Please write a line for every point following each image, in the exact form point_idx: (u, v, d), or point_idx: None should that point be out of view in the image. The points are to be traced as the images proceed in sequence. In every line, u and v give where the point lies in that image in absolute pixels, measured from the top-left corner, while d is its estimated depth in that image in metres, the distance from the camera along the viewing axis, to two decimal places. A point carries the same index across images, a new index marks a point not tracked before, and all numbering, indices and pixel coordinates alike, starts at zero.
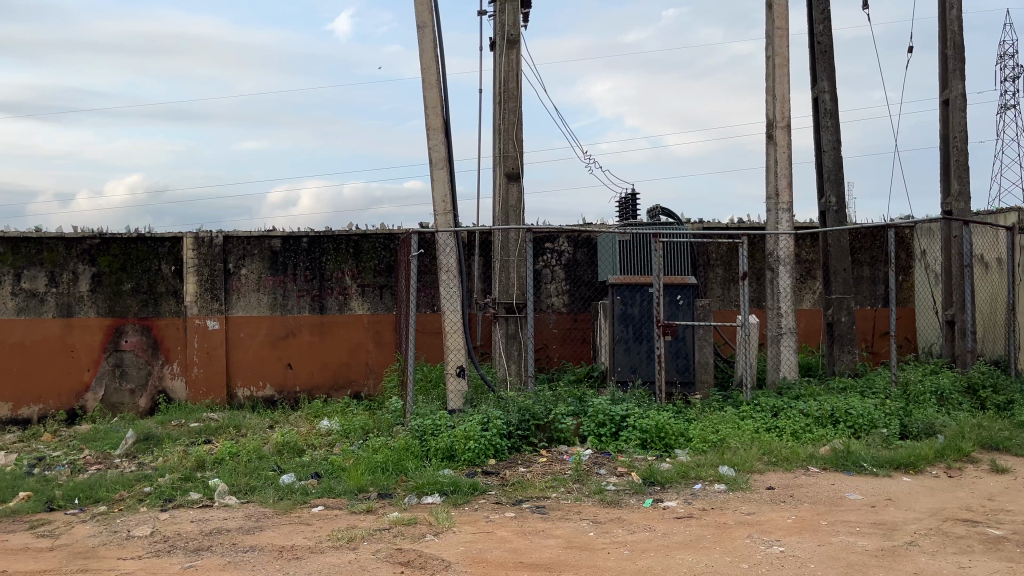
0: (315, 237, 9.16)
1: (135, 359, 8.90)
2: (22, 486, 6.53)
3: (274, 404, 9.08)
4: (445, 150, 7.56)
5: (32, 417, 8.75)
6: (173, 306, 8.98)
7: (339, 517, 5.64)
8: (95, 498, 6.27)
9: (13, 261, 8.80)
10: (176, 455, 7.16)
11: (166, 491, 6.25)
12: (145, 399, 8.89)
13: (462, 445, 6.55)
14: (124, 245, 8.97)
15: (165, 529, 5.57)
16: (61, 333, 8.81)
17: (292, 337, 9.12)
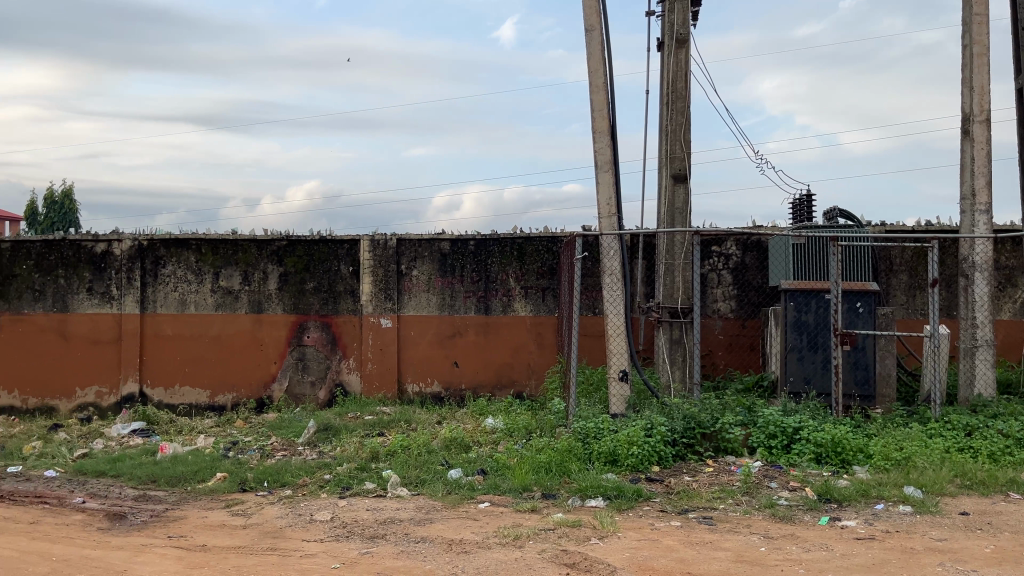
0: (482, 240, 9.40)
1: (316, 354, 9.49)
2: (219, 467, 7.13)
3: (441, 401, 9.39)
4: (610, 153, 7.50)
5: (226, 404, 9.52)
6: (350, 305, 9.51)
7: (504, 514, 5.75)
8: (281, 482, 6.74)
9: (213, 261, 9.60)
10: (353, 445, 7.57)
11: (344, 479, 6.62)
12: (324, 391, 9.46)
13: (625, 450, 6.49)
14: (307, 247, 9.58)
15: (344, 515, 5.89)
16: (252, 328, 9.54)
17: (458, 337, 9.41)
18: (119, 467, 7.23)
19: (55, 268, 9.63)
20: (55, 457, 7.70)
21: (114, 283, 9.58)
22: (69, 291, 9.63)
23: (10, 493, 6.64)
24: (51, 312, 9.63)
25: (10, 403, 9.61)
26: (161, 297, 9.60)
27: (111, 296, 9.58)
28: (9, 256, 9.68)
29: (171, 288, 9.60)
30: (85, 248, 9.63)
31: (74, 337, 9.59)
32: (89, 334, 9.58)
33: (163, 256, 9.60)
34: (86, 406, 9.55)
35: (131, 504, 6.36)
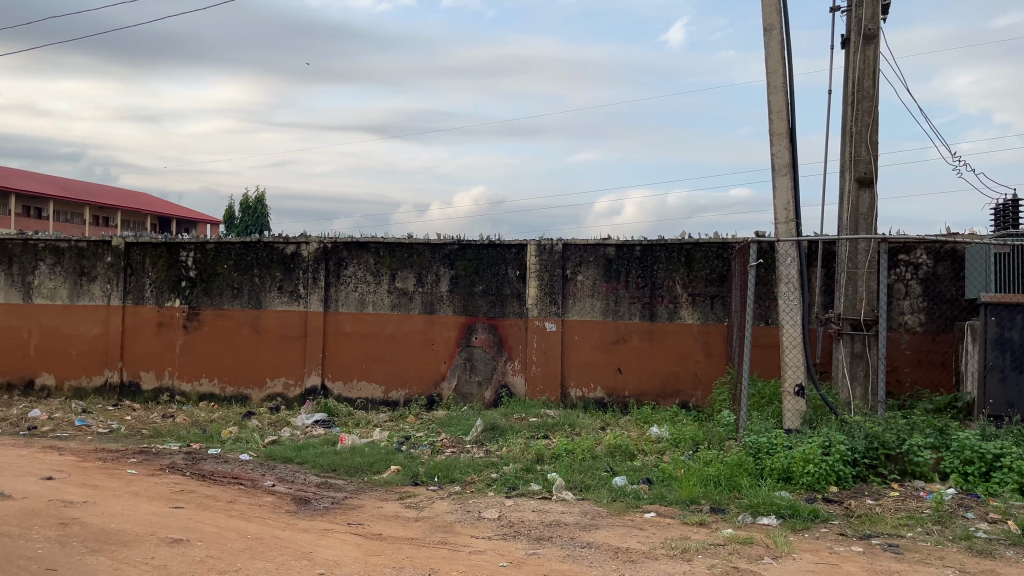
0: (649, 246, 9.30)
1: (483, 355, 9.74)
2: (393, 461, 7.47)
3: (605, 406, 9.35)
4: (789, 155, 7.19)
5: (399, 400, 9.96)
6: (517, 308, 9.68)
7: (671, 526, 5.65)
8: (451, 478, 6.97)
9: (390, 264, 10.08)
10: (519, 446, 7.69)
11: (510, 479, 6.74)
12: (490, 391, 9.68)
13: (800, 467, 6.20)
14: (477, 251, 9.85)
15: (511, 514, 6.00)
16: (424, 328, 9.93)
17: (623, 343, 9.34)
18: (304, 454, 7.75)
19: (251, 268, 10.47)
20: (249, 442, 8.37)
21: (301, 283, 10.29)
22: (262, 289, 10.42)
23: (211, 472, 7.28)
24: (246, 308, 10.46)
25: (210, 390, 10.53)
26: (342, 296, 10.19)
27: (299, 295, 10.29)
28: (212, 257, 10.61)
29: (351, 289, 10.17)
30: (277, 250, 10.39)
31: (266, 332, 10.38)
32: (279, 329, 10.34)
33: (345, 258, 10.18)
34: (275, 396, 10.31)
35: (315, 491, 6.80)
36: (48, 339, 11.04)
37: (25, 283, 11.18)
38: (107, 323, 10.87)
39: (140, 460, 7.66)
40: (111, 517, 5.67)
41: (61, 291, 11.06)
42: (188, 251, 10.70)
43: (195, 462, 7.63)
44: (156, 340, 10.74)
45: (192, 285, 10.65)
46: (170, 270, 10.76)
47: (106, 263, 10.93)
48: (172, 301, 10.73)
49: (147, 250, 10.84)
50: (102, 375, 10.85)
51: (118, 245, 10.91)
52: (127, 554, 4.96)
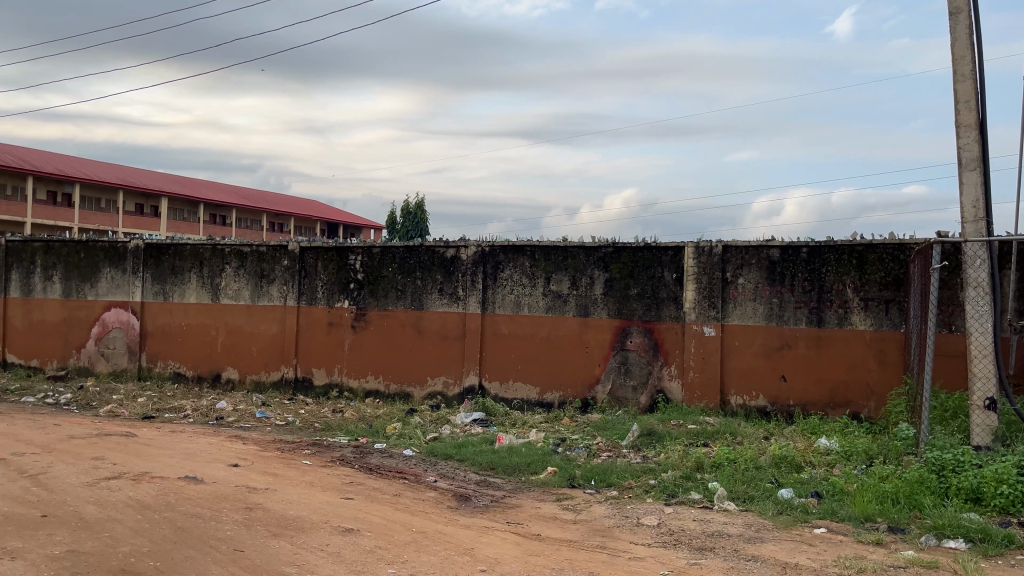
0: (816, 247, 8.88)
1: (638, 359, 9.61)
2: (550, 462, 7.51)
3: (768, 415, 8.97)
4: (978, 149, 6.61)
5: (554, 402, 10.00)
6: (674, 312, 9.48)
7: (844, 543, 5.33)
8: (608, 482, 6.92)
9: (545, 266, 10.16)
10: (677, 453, 7.52)
11: (669, 487, 6.61)
12: (646, 396, 9.53)
13: (992, 488, 5.70)
14: (633, 253, 9.74)
15: (671, 522, 5.88)
16: (579, 331, 9.93)
17: (787, 349, 8.94)
18: (463, 452, 7.95)
19: (414, 271, 10.87)
20: (412, 438, 8.68)
21: (460, 285, 10.57)
22: (424, 291, 10.80)
23: (377, 466, 7.61)
24: (409, 309, 10.88)
25: (375, 387, 11.03)
26: (499, 299, 10.38)
27: (458, 296, 10.59)
28: (378, 260, 11.11)
29: (508, 291, 10.33)
30: (438, 253, 10.73)
31: (427, 332, 10.75)
32: (439, 330, 10.67)
33: (502, 261, 10.36)
34: (435, 395, 10.65)
35: (474, 488, 6.96)
36: (233, 336, 11.96)
37: (214, 284, 12.17)
38: (283, 322, 11.63)
39: (314, 452, 8.13)
40: (289, 504, 6.05)
41: (244, 292, 11.94)
42: (355, 255, 11.25)
43: (362, 456, 8.01)
44: (326, 338, 11.38)
45: (360, 287, 11.21)
46: (339, 273, 11.36)
47: (282, 266, 11.71)
48: (341, 301, 11.33)
49: (319, 253, 11.50)
50: (279, 370, 11.61)
51: (294, 249, 11.65)
52: (304, 540, 5.26)
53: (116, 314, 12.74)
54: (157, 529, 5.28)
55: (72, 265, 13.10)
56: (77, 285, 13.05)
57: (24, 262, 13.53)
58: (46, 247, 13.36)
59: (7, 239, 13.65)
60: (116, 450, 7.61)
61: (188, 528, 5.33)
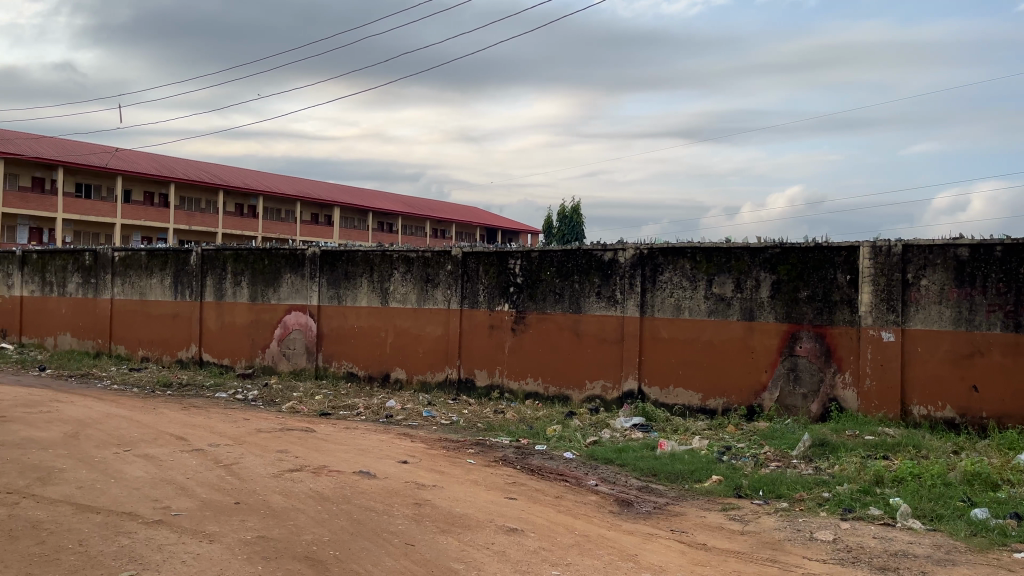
0: (1013, 245, 8.21)
1: (808, 365, 9.15)
2: (714, 470, 7.29)
3: (957, 428, 8.30)
4: None
5: (718, 408, 9.69)
6: (848, 315, 8.96)
7: None
8: (777, 493, 6.63)
9: (707, 269, 9.90)
10: (854, 465, 7.09)
11: (845, 500, 6.25)
12: (817, 405, 9.05)
13: None
14: (801, 254, 9.31)
15: (848, 538, 5.55)
16: (744, 335, 9.59)
17: (979, 357, 8.27)
18: (625, 456, 7.88)
19: (572, 274, 10.91)
20: (573, 441, 8.71)
21: (619, 289, 10.50)
22: (582, 295, 10.82)
23: (539, 467, 7.70)
24: (568, 313, 10.93)
25: (535, 389, 11.15)
26: (658, 302, 10.20)
27: (616, 300, 10.52)
28: (537, 264, 11.25)
29: (668, 294, 10.14)
30: (596, 256, 10.72)
31: (586, 336, 10.74)
32: (599, 333, 10.64)
33: (662, 263, 10.20)
34: (595, 398, 10.61)
35: (636, 494, 6.88)
36: (400, 338, 12.50)
37: (383, 288, 12.77)
38: (447, 325, 12.02)
39: (477, 451, 8.33)
40: (456, 502, 6.23)
41: (411, 296, 12.45)
42: (515, 259, 11.44)
43: (524, 457, 8.13)
44: (488, 340, 11.64)
45: (519, 291, 11.39)
46: (499, 277, 11.60)
47: (446, 271, 12.11)
48: (502, 305, 11.55)
49: (481, 258, 11.79)
50: (443, 371, 12.01)
51: (457, 254, 12.01)
52: (471, 538, 5.40)
53: (296, 317, 13.65)
54: (336, 520, 5.60)
55: (258, 271, 14.17)
56: (262, 290, 14.10)
57: (217, 269, 14.78)
58: (235, 255, 14.54)
59: (203, 248, 14.97)
60: (298, 444, 8.15)
61: (363, 520, 5.62)
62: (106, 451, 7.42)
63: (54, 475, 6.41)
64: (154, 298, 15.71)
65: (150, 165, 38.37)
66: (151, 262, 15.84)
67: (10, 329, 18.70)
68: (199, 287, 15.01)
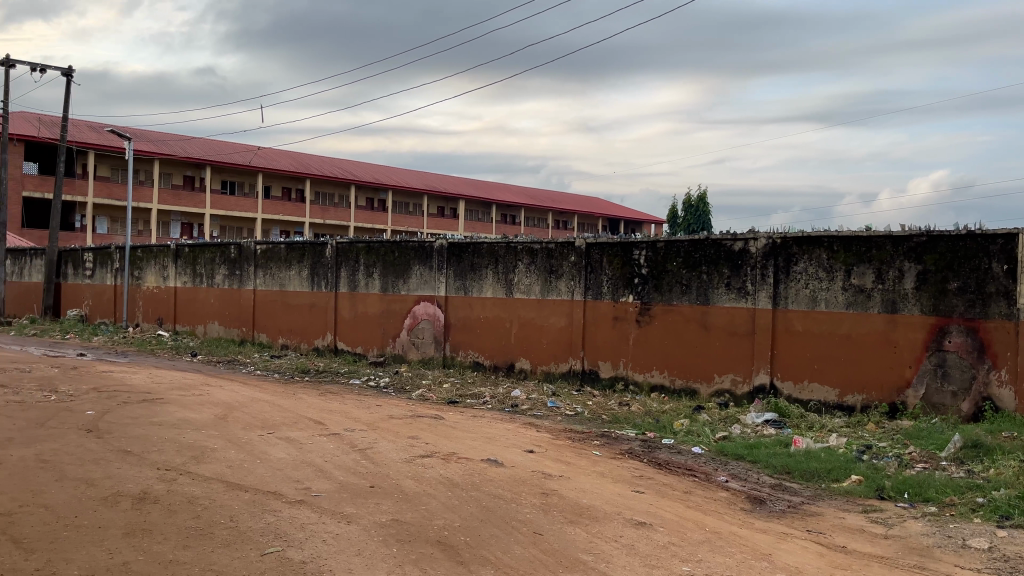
0: None
1: (959, 361, 8.53)
2: (854, 470, 6.95)
3: None
4: None
5: (856, 405, 9.22)
6: (1004, 308, 8.31)
7: None
8: (924, 497, 6.25)
9: (845, 259, 9.45)
10: (1012, 470, 6.58)
11: (1003, 507, 5.80)
12: (968, 404, 8.41)
13: None
14: (951, 243, 8.74)
15: (1005, 547, 5.16)
16: (886, 329, 9.08)
17: None
18: (756, 453, 7.64)
19: (700, 265, 10.67)
20: (700, 436, 8.52)
21: (749, 280, 10.18)
22: (710, 286, 10.55)
23: (666, 461, 7.58)
24: (695, 305, 10.69)
25: (661, 382, 10.96)
26: (792, 294, 9.81)
27: (747, 291, 10.20)
28: (663, 255, 11.07)
29: (803, 286, 9.73)
30: (725, 247, 10.44)
31: (715, 328, 10.47)
32: (728, 325, 10.34)
33: (795, 254, 9.81)
34: (723, 392, 10.32)
35: (769, 491, 6.65)
36: (525, 329, 12.60)
37: (508, 279, 12.91)
38: (571, 316, 12.02)
39: (603, 443, 8.30)
40: (583, 493, 6.23)
41: (535, 287, 12.53)
42: (640, 250, 11.30)
43: (651, 450, 8.02)
44: (612, 332, 11.54)
45: (644, 282, 11.23)
46: (624, 268, 11.48)
47: (570, 262, 12.11)
48: (626, 296, 11.43)
49: (605, 249, 11.71)
50: (567, 362, 12.02)
51: (581, 245, 11.98)
52: (599, 529, 5.38)
53: (424, 307, 14.02)
54: (466, 506, 5.72)
55: (388, 263, 14.63)
56: (393, 281, 14.56)
57: (351, 261, 15.39)
58: (367, 248, 15.09)
59: (338, 241, 15.62)
60: (427, 431, 8.38)
61: (492, 507, 5.71)
62: (252, 433, 7.88)
63: (206, 454, 6.86)
64: (292, 289, 16.54)
65: (287, 162, 40.34)
66: (290, 254, 16.67)
67: (166, 318, 20.19)
68: (334, 278, 15.68)
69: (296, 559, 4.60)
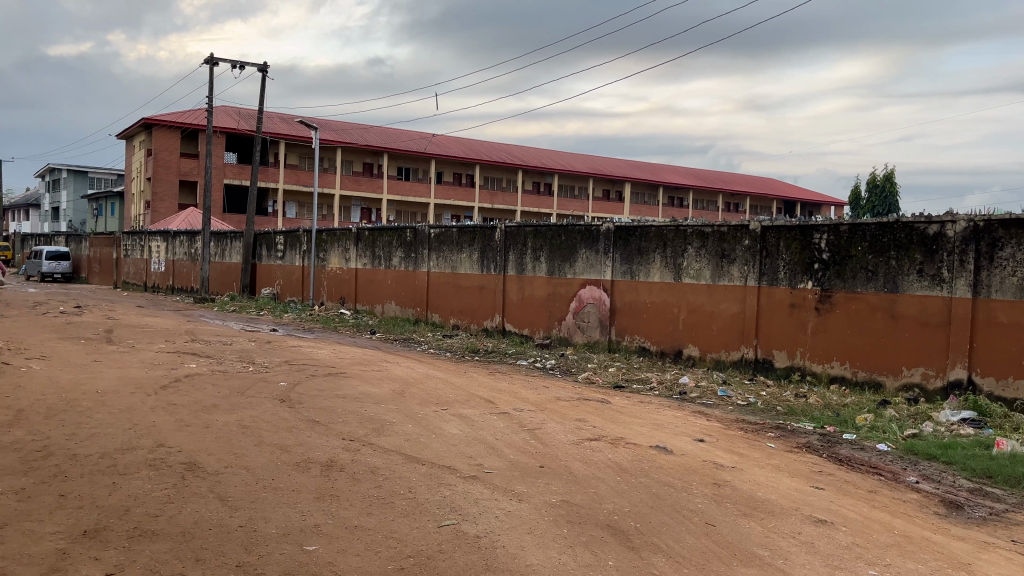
0: None
1: None
2: None
3: None
4: None
5: None
6: None
7: None
8: None
9: None
10: None
11: None
12: None
13: None
14: None
15: None
16: None
17: None
18: (952, 454, 7.04)
19: (889, 250, 9.97)
20: (886, 432, 7.98)
21: (946, 266, 9.37)
22: (900, 272, 9.83)
23: (847, 458, 7.17)
24: (882, 292, 9.99)
25: (842, 373, 10.35)
26: (995, 282, 8.90)
27: (942, 279, 9.40)
28: (847, 239, 10.43)
29: (1008, 273, 8.81)
30: (918, 230, 9.71)
31: (904, 318, 9.75)
32: (920, 315, 9.59)
33: (1001, 238, 8.92)
34: (912, 387, 9.60)
35: (967, 496, 6.13)
36: (694, 314, 12.30)
37: (677, 264, 12.64)
38: (744, 303, 11.60)
39: (779, 435, 7.97)
40: (758, 486, 6.01)
41: (706, 272, 12.20)
42: (821, 233, 10.71)
43: (831, 445, 7.61)
44: (788, 320, 11.03)
45: (825, 268, 10.64)
46: (803, 253, 10.92)
47: (744, 246, 11.69)
48: (805, 283, 10.88)
49: (782, 233, 11.21)
50: (739, 349, 11.62)
51: (756, 229, 11.53)
52: (776, 524, 5.17)
53: (591, 291, 14.02)
54: (635, 492, 5.67)
55: (556, 246, 14.73)
56: (559, 265, 14.66)
57: (519, 244, 15.63)
58: (535, 232, 15.25)
59: (506, 225, 15.89)
60: (595, 414, 8.39)
61: (662, 495, 5.63)
62: (427, 409, 8.21)
63: (386, 427, 7.22)
64: (463, 271, 17.05)
65: (457, 148, 41.57)
66: (461, 237, 17.18)
67: (348, 297, 21.43)
68: (503, 261, 16.01)
69: (471, 533, 4.74)
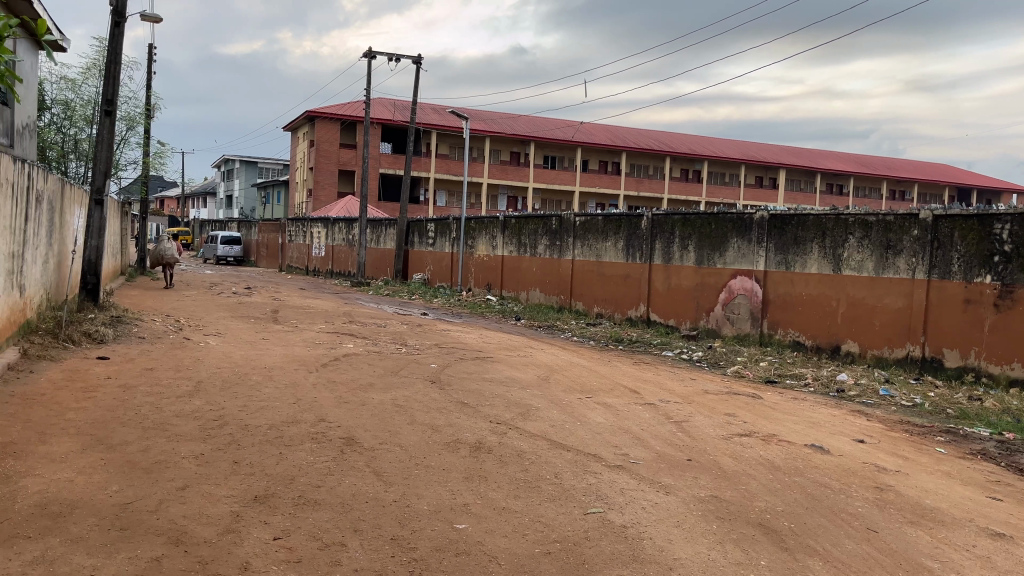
0: None
1: None
2: None
3: None
4: None
5: None
6: None
7: None
8: None
9: None
10: None
11: None
12: None
13: None
14: None
15: None
16: None
17: None
18: None
19: None
20: None
21: None
22: None
23: None
24: None
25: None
26: None
27: None
28: None
29: None
30: None
31: None
32: None
33: None
34: None
35: None
36: (855, 309, 11.64)
37: (837, 255, 12.01)
38: (912, 297, 10.85)
39: (949, 440, 7.41)
40: (926, 493, 5.61)
41: (869, 264, 11.51)
42: (1004, 223, 9.85)
43: (1011, 454, 6.98)
44: (962, 317, 10.19)
45: (1007, 261, 9.74)
46: (981, 244, 10.06)
47: (913, 237, 10.93)
48: (983, 276, 10.00)
49: (957, 223, 10.39)
50: (904, 347, 10.91)
51: (927, 218, 10.77)
52: (946, 535, 4.81)
53: (741, 281, 13.57)
54: (790, 491, 5.44)
55: (705, 235, 14.36)
56: (708, 255, 14.28)
57: (666, 233, 15.35)
58: (683, 220, 14.93)
59: (653, 213, 15.64)
60: (745, 409, 8.12)
61: (819, 496, 5.37)
62: (572, 396, 8.22)
63: (532, 413, 7.30)
64: (609, 260, 16.94)
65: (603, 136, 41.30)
66: (607, 226, 17.09)
67: (494, 284, 21.84)
68: (649, 250, 15.78)
69: (618, 522, 4.71)
